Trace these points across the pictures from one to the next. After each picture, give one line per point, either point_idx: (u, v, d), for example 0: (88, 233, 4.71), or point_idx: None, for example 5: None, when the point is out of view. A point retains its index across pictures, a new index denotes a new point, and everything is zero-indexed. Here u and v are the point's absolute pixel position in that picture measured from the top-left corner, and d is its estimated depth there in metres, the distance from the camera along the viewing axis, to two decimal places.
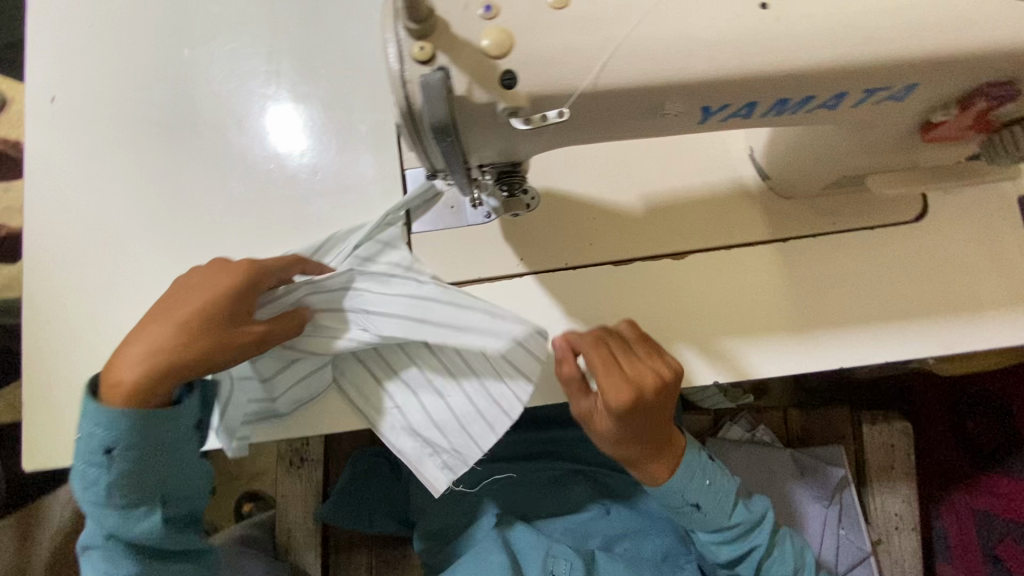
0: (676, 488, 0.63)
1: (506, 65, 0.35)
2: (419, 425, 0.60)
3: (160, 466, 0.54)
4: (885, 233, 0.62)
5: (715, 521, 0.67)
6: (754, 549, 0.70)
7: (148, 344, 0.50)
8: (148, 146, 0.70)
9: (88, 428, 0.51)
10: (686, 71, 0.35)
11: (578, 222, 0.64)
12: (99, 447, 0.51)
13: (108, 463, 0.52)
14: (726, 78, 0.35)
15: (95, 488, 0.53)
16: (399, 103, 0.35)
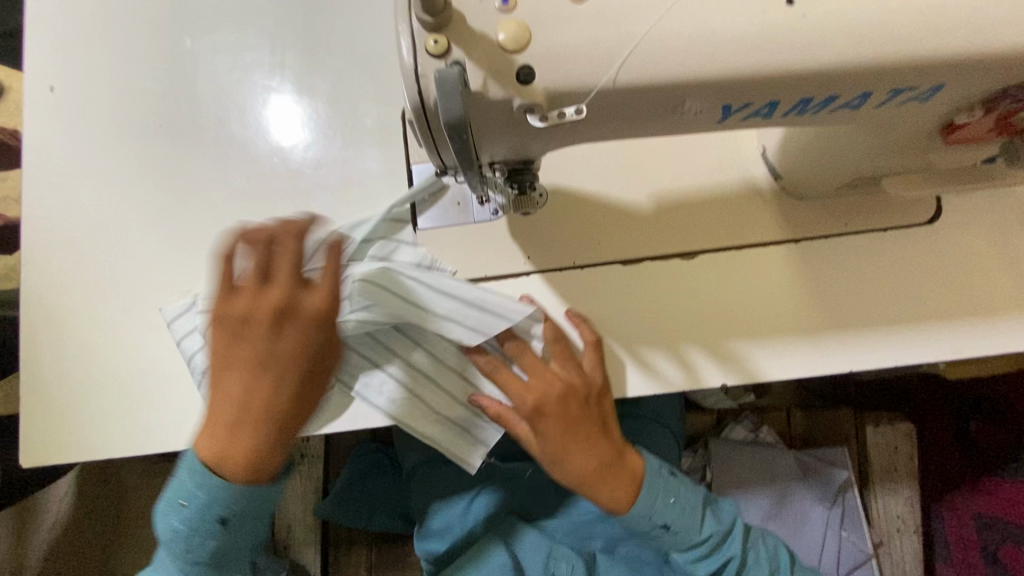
0: (642, 510, 0.61)
1: (524, 60, 0.34)
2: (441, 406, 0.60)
3: (256, 530, 0.55)
4: (898, 236, 0.61)
5: (685, 539, 0.64)
6: (731, 559, 0.66)
7: (233, 404, 0.48)
8: (150, 138, 0.68)
9: (221, 458, 0.49)
10: (709, 68, 0.34)
11: (587, 220, 0.63)
12: (223, 522, 0.52)
13: (218, 531, 0.52)
14: (749, 76, 0.35)
15: (200, 517, 0.51)
16: (412, 98, 0.34)
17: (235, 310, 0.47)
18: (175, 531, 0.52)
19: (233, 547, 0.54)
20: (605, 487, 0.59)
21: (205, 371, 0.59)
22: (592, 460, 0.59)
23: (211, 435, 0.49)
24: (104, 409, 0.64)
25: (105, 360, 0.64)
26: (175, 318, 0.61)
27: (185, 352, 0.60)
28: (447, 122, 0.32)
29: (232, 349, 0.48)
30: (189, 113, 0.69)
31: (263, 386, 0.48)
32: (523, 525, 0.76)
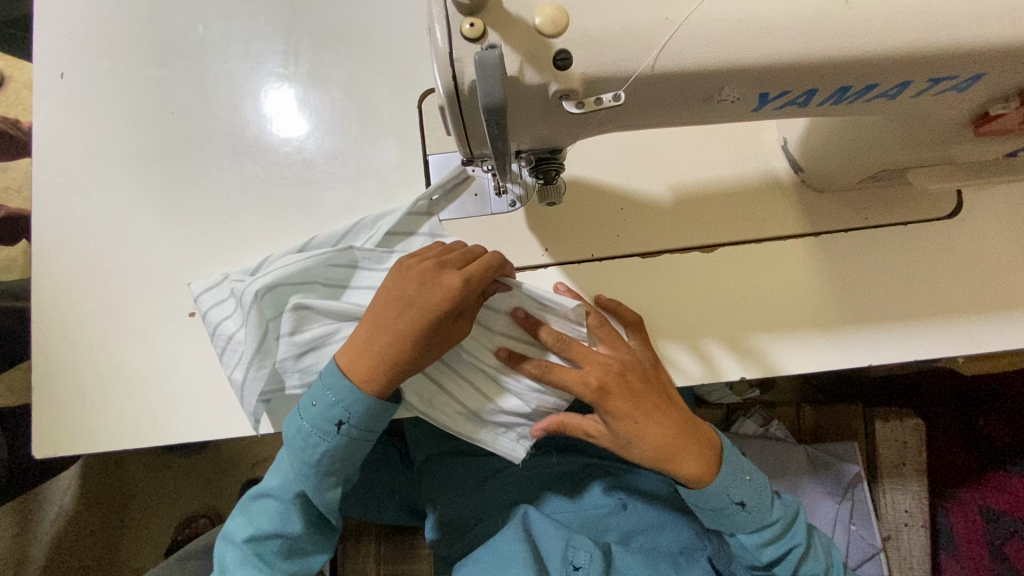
0: (722, 484, 0.59)
1: (561, 45, 0.33)
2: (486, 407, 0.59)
3: (366, 449, 0.57)
4: (919, 230, 0.61)
5: (758, 519, 0.61)
6: (794, 548, 0.64)
7: (400, 323, 0.53)
8: (162, 126, 0.67)
9: (332, 398, 0.54)
10: (749, 55, 0.33)
11: (605, 212, 0.63)
12: (330, 417, 0.54)
13: (332, 434, 0.55)
14: (790, 63, 0.34)
15: (304, 453, 0.56)
16: (446, 83, 0.34)
17: (409, 263, 0.54)
18: (292, 438, 0.56)
19: (326, 469, 0.56)
20: (687, 459, 0.58)
21: (225, 343, 0.58)
22: (669, 433, 0.57)
23: (365, 342, 0.54)
24: (118, 400, 0.63)
25: (118, 351, 0.64)
26: (204, 293, 0.60)
27: (211, 321, 0.59)
28: (484, 107, 0.31)
29: (399, 284, 0.53)
30: (202, 102, 0.68)
31: (423, 301, 0.52)
32: (537, 516, 0.75)
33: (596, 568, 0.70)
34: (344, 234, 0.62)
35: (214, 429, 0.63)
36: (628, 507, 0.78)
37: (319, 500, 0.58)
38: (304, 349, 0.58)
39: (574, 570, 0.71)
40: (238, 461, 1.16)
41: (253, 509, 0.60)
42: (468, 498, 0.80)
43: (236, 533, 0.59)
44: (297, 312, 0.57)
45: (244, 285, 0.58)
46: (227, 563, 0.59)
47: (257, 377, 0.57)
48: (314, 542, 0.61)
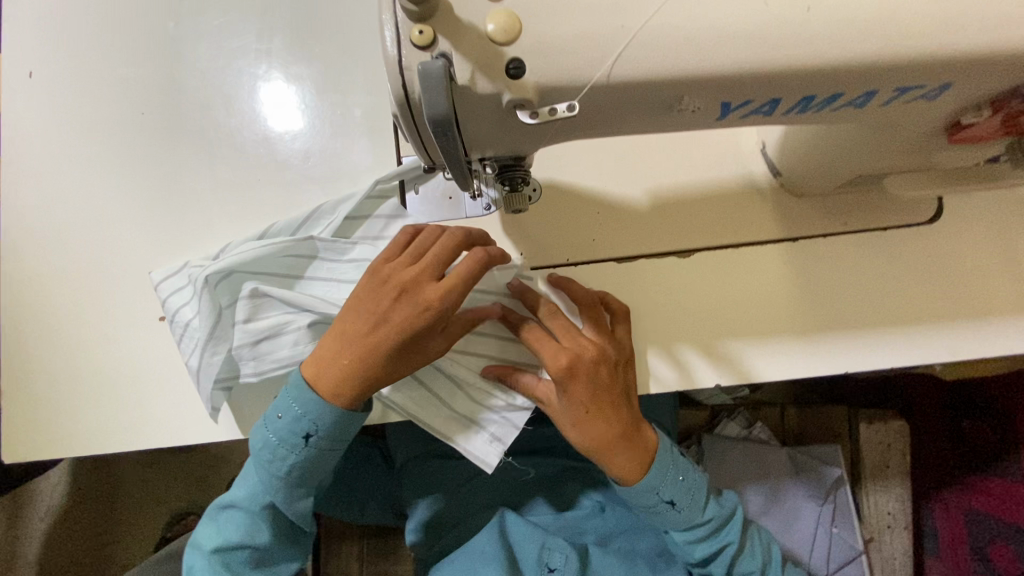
0: (652, 483, 0.58)
1: (514, 53, 0.32)
2: (459, 402, 0.59)
3: (335, 459, 0.57)
4: (897, 236, 0.60)
5: (688, 518, 0.61)
6: (728, 545, 0.64)
7: (373, 333, 0.52)
8: (132, 125, 0.66)
9: (297, 411, 0.54)
10: (708, 64, 0.32)
11: (581, 216, 0.62)
12: (298, 430, 0.54)
13: (300, 447, 0.54)
14: (750, 72, 0.33)
15: (273, 464, 0.55)
16: (396, 91, 0.33)
17: (382, 267, 0.53)
18: (261, 451, 0.55)
19: (295, 480, 0.56)
20: (621, 456, 0.57)
21: (182, 329, 0.58)
22: (610, 429, 0.56)
23: (335, 349, 0.53)
24: (86, 405, 0.62)
25: (87, 355, 0.63)
26: (164, 280, 0.60)
27: (169, 308, 0.58)
28: (431, 117, 0.30)
29: (376, 295, 0.52)
30: (173, 101, 0.67)
31: (396, 315, 0.51)
32: (515, 519, 0.75)
33: (571, 570, 0.69)
34: (302, 222, 0.61)
35: (184, 434, 0.62)
36: (607, 510, 0.78)
37: (289, 509, 0.57)
38: (259, 337, 0.57)
39: (549, 572, 0.70)
40: (223, 459, 1.16)
41: (221, 520, 0.58)
42: (447, 501, 0.80)
43: (202, 544, 0.58)
44: (253, 297, 0.57)
45: (200, 269, 0.58)
46: (192, 573, 0.58)
47: (211, 361, 0.57)
48: (283, 551, 0.60)
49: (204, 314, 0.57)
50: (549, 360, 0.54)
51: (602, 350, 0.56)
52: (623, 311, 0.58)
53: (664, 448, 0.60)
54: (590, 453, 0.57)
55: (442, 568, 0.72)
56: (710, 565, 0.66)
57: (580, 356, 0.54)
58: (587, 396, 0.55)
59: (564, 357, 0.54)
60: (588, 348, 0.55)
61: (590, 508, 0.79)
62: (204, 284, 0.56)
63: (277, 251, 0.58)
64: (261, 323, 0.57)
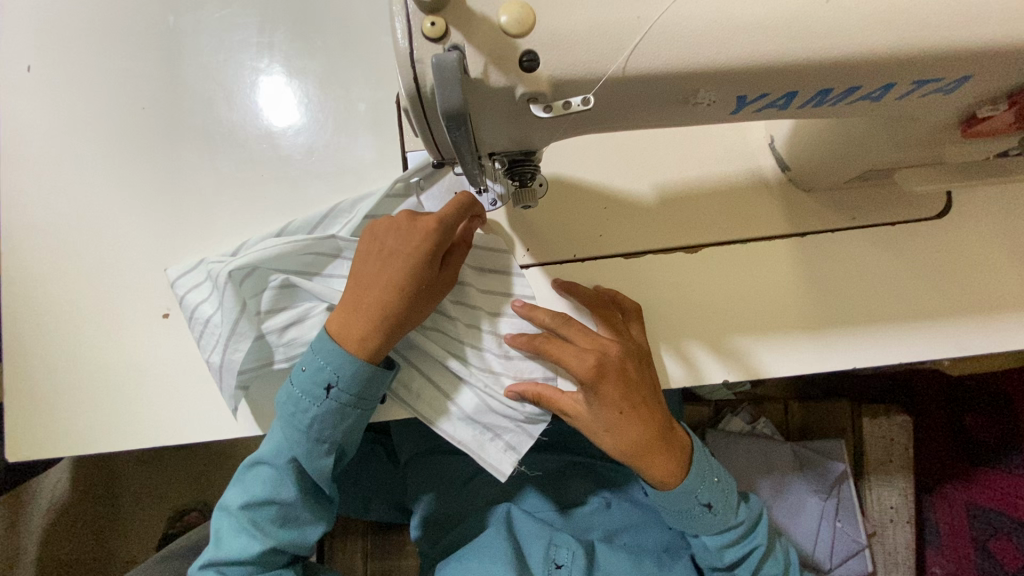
0: (691, 487, 0.59)
1: (527, 45, 0.31)
2: (475, 410, 0.58)
3: (360, 416, 0.56)
4: (906, 231, 0.60)
5: (724, 522, 0.61)
6: (755, 548, 0.65)
7: (382, 279, 0.53)
8: (133, 120, 0.65)
9: (319, 363, 0.54)
10: (723, 57, 0.32)
11: (588, 211, 0.62)
12: (319, 380, 0.54)
13: (321, 399, 0.54)
14: (767, 65, 0.32)
15: (297, 416, 0.55)
16: (407, 85, 0.32)
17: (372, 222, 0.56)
18: (284, 404, 0.55)
19: (318, 433, 0.55)
20: (658, 457, 0.57)
21: (201, 325, 0.57)
22: (643, 429, 0.55)
23: (348, 303, 0.54)
24: (87, 405, 0.61)
25: (88, 354, 0.62)
26: (182, 276, 0.59)
27: (188, 305, 0.58)
28: (443, 110, 0.30)
29: (372, 245, 0.54)
30: (174, 96, 0.66)
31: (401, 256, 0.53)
32: (523, 517, 0.75)
33: (578, 566, 0.69)
34: (321, 220, 0.60)
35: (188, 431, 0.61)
36: (612, 506, 0.78)
37: (312, 466, 0.56)
38: (285, 325, 0.59)
39: (555, 568, 0.69)
40: (226, 456, 1.15)
41: (248, 477, 0.57)
42: (453, 497, 0.79)
43: (229, 502, 0.57)
44: (281, 287, 0.59)
45: (221, 265, 0.57)
46: (221, 531, 0.57)
47: (231, 358, 0.56)
48: (308, 513, 0.58)
49: (226, 310, 0.56)
50: (574, 363, 0.54)
51: (625, 351, 0.56)
52: (638, 310, 0.58)
53: (696, 451, 0.60)
54: (626, 459, 0.57)
55: (448, 563, 0.72)
56: (736, 569, 0.66)
57: (607, 354, 0.55)
58: (618, 395, 0.54)
59: (589, 358, 0.54)
60: (615, 348, 0.55)
61: (596, 504, 0.79)
62: (228, 278, 0.56)
63: (301, 247, 0.58)
64: (287, 312, 0.59)
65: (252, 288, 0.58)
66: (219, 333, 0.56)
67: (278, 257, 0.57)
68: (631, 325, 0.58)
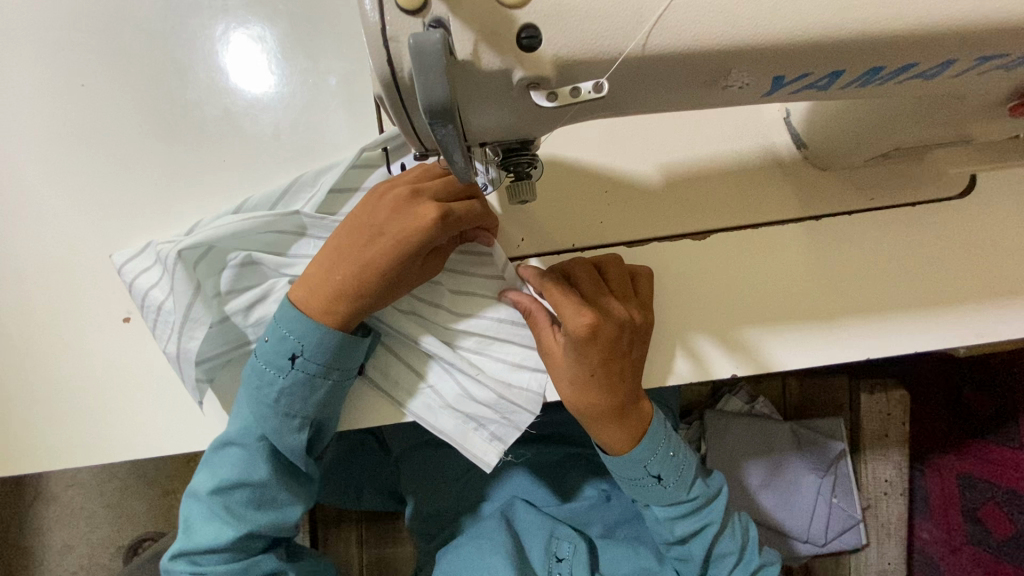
0: (640, 455, 0.54)
1: (527, 18, 0.26)
2: (457, 400, 0.54)
3: (332, 389, 0.51)
4: (928, 212, 0.56)
5: (673, 496, 0.57)
6: (709, 526, 0.60)
7: (366, 255, 0.48)
8: (71, 98, 0.57)
9: (280, 333, 0.50)
10: (762, 31, 0.27)
11: (587, 196, 0.57)
12: (283, 351, 0.50)
13: (287, 370, 0.50)
14: (811, 42, 0.28)
15: (263, 390, 0.50)
16: (380, 69, 0.26)
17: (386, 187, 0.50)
18: (249, 375, 0.51)
19: (286, 409, 0.50)
20: (611, 425, 0.52)
21: (155, 312, 0.52)
22: (611, 397, 0.50)
23: (323, 267, 0.49)
24: (44, 419, 0.56)
25: (43, 363, 0.56)
26: (129, 259, 0.53)
27: (137, 290, 0.52)
28: (426, 107, 0.24)
29: (372, 213, 0.48)
30: (118, 69, 0.58)
31: (391, 235, 0.47)
32: (525, 510, 0.73)
33: (579, 559, 0.68)
34: (282, 194, 0.55)
35: (154, 444, 0.56)
36: (612, 498, 0.76)
37: (285, 443, 0.51)
38: (251, 304, 0.54)
39: (557, 561, 0.68)
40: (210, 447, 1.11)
41: (218, 458, 0.52)
42: (446, 491, 0.77)
43: (198, 486, 0.52)
44: (244, 265, 0.53)
45: (169, 245, 0.52)
46: (190, 519, 0.52)
47: (187, 348, 0.51)
48: (285, 492, 0.53)
49: (178, 294, 0.51)
50: (569, 316, 0.47)
51: (634, 316, 0.51)
52: (645, 274, 0.54)
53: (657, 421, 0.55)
54: (577, 413, 0.52)
55: (445, 554, 0.69)
56: (688, 544, 0.61)
57: (608, 319, 0.48)
58: (600, 359, 0.48)
59: (587, 317, 0.47)
60: (616, 311, 0.49)
61: (594, 496, 0.76)
62: (178, 260, 0.50)
63: (260, 224, 0.52)
64: (252, 291, 0.54)
65: (208, 270, 0.52)
66: (173, 321, 0.51)
67: (234, 235, 0.51)
68: (612, 282, 0.52)
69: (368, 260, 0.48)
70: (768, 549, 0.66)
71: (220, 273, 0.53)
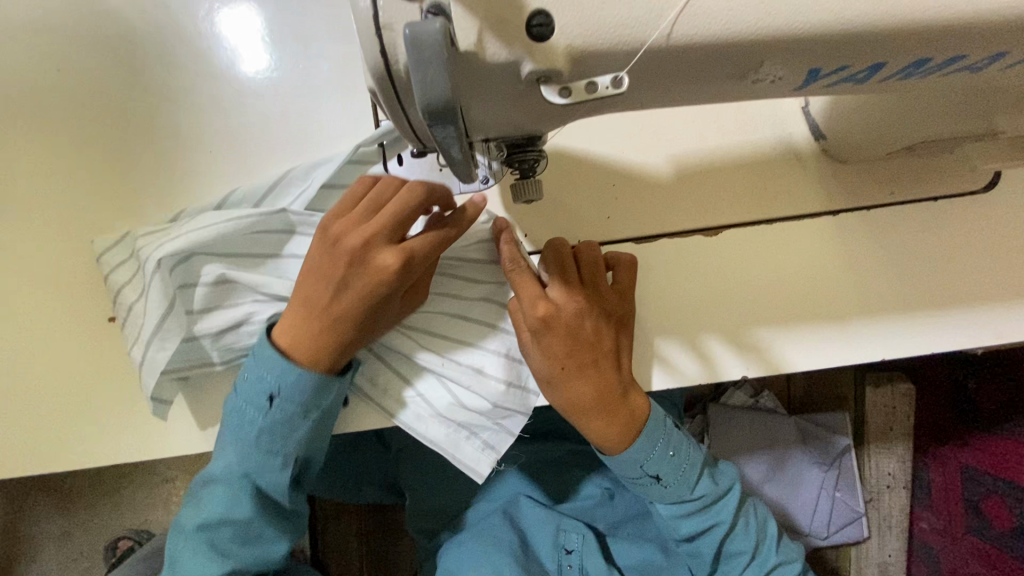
0: (636, 456, 0.51)
1: (538, 3, 0.23)
2: (446, 408, 0.52)
3: (314, 426, 0.49)
4: (952, 206, 0.53)
5: (678, 495, 0.55)
6: (719, 524, 0.58)
7: (335, 307, 0.46)
8: (46, 84, 0.54)
9: (257, 372, 0.47)
10: (801, 19, 0.24)
11: (594, 190, 0.54)
12: (261, 390, 0.47)
13: (266, 409, 0.47)
14: (852, 33, 0.25)
15: (243, 430, 0.48)
16: (373, 60, 0.24)
17: (333, 224, 0.46)
18: (228, 417, 0.49)
19: (269, 446, 0.48)
20: (600, 419, 0.49)
21: (128, 314, 0.50)
22: (597, 390, 0.48)
23: (295, 319, 0.47)
24: (28, 424, 0.53)
25: (22, 365, 0.54)
26: (107, 251, 0.52)
27: (112, 285, 0.51)
28: (424, 106, 0.21)
29: (333, 259, 0.45)
30: (98, 54, 0.54)
31: (358, 284, 0.45)
32: (529, 505, 0.71)
33: (589, 549, 0.68)
34: (268, 190, 0.52)
35: (141, 449, 0.54)
36: (615, 497, 0.73)
37: (269, 480, 0.49)
38: (223, 330, 0.50)
39: (566, 554, 0.68)
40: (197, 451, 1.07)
41: (200, 496, 0.50)
42: (445, 489, 0.75)
43: (184, 522, 0.50)
44: (216, 283, 0.49)
45: (145, 247, 0.49)
46: (174, 556, 0.50)
47: (155, 359, 0.49)
48: (271, 527, 0.51)
49: (152, 302, 0.48)
50: (524, 300, 0.47)
51: (598, 301, 0.49)
52: (627, 260, 0.51)
53: (656, 418, 0.52)
54: (565, 414, 0.50)
55: (452, 546, 0.69)
56: (698, 542, 0.60)
57: (560, 308, 0.47)
58: (564, 350, 0.47)
59: (541, 304, 0.47)
60: (569, 300, 0.48)
61: (597, 496, 0.74)
62: (155, 265, 0.47)
63: (243, 228, 0.49)
64: (224, 313, 0.50)
65: (183, 278, 0.49)
66: (144, 328, 0.49)
67: (215, 241, 0.48)
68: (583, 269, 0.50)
69: (346, 308, 0.46)
70: (788, 545, 0.65)
71: (193, 285, 0.49)
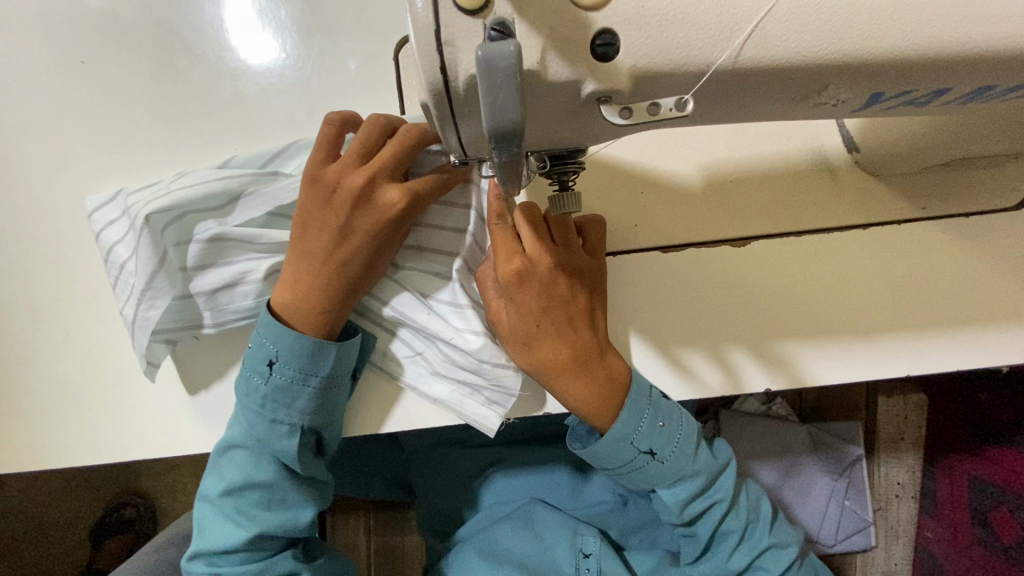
0: (624, 431, 0.48)
1: (603, 22, 0.26)
2: (445, 367, 0.50)
3: (317, 394, 0.48)
4: (986, 223, 0.53)
5: (675, 471, 0.51)
6: (716, 504, 0.56)
7: (337, 253, 0.46)
8: (69, 73, 0.53)
9: (258, 338, 0.47)
10: (844, 51, 0.27)
11: (622, 199, 0.54)
12: (261, 356, 0.47)
13: (267, 374, 0.47)
14: (882, 59, 0.28)
15: (252, 396, 0.48)
16: (431, 74, 0.25)
17: (327, 169, 0.45)
18: (237, 384, 0.49)
19: (273, 413, 0.48)
20: (576, 388, 0.47)
21: (119, 268, 0.49)
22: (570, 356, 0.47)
23: (296, 273, 0.47)
24: (46, 418, 0.53)
25: (43, 359, 0.53)
26: (99, 207, 0.50)
27: (103, 244, 0.50)
28: (492, 128, 0.22)
29: (333, 206, 0.45)
30: (126, 45, 0.54)
31: (363, 224, 0.45)
32: (543, 509, 0.71)
33: (607, 552, 0.66)
34: (270, 157, 0.52)
35: (155, 446, 0.53)
36: (630, 504, 0.73)
37: (279, 448, 0.48)
38: (217, 288, 0.49)
39: (583, 558, 0.66)
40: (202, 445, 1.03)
41: (222, 463, 0.50)
42: (457, 489, 0.76)
43: (208, 490, 0.50)
44: (210, 242, 0.48)
45: (139, 202, 0.49)
46: (204, 524, 0.51)
47: (145, 316, 0.48)
48: (296, 492, 0.51)
49: (142, 257, 0.47)
50: (500, 258, 0.45)
51: (577, 264, 0.48)
52: (598, 221, 0.50)
53: (638, 387, 0.48)
54: (538, 381, 0.48)
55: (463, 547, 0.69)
56: (695, 525, 0.58)
57: (535, 263, 0.45)
58: (538, 307, 0.46)
59: (517, 261, 0.45)
60: (545, 257, 0.46)
61: (613, 502, 0.74)
62: (145, 223, 0.47)
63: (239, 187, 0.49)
64: (218, 270, 0.49)
65: (176, 236, 0.49)
66: (135, 283, 0.48)
67: (206, 198, 0.48)
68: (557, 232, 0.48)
69: (344, 255, 0.46)
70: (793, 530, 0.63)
71: (187, 243, 0.49)
